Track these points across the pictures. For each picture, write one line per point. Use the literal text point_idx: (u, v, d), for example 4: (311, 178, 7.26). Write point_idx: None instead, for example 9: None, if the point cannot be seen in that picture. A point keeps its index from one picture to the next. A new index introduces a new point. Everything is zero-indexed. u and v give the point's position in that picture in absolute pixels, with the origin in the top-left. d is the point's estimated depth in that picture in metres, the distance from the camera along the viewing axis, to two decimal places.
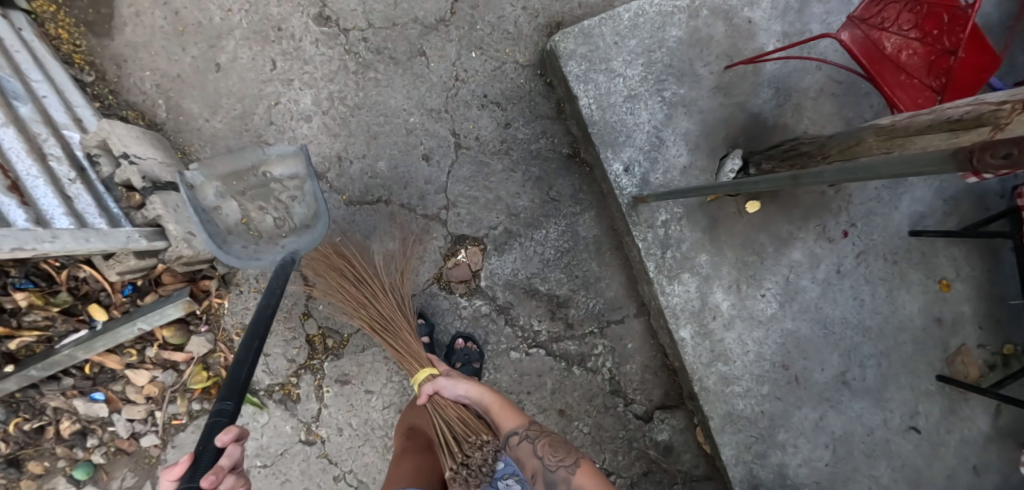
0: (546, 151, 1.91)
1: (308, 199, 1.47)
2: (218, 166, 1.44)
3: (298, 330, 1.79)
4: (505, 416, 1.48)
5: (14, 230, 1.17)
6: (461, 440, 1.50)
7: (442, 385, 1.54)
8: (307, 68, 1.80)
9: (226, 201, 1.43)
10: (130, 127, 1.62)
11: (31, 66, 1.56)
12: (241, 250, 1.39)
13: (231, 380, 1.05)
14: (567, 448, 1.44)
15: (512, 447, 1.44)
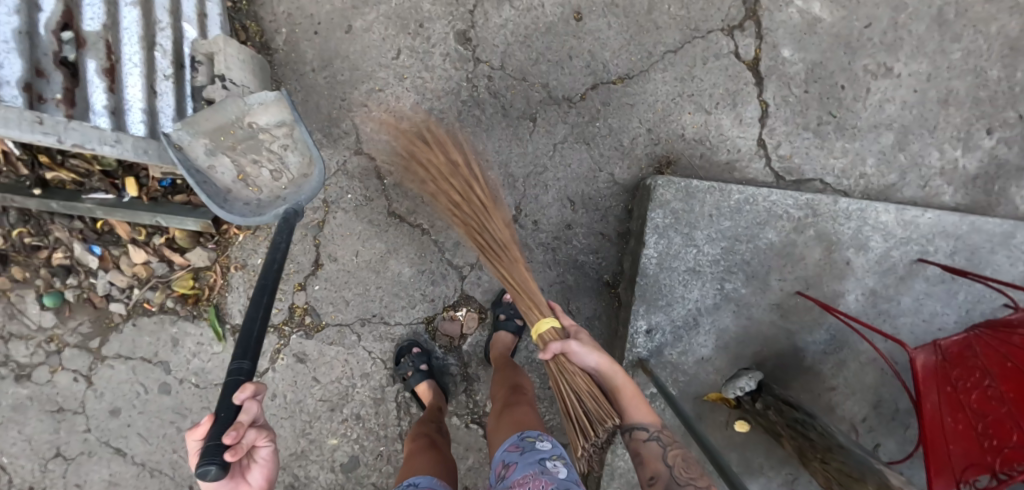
0: (590, 268, 1.86)
1: (302, 152, 1.46)
2: (204, 121, 1.38)
3: (288, 295, 1.84)
4: (632, 403, 1.32)
5: (84, 126, 1.24)
6: (589, 424, 1.31)
7: (573, 349, 1.34)
8: (423, 74, 1.77)
9: (219, 157, 1.43)
10: (242, 49, 1.57)
11: None
12: (245, 208, 1.41)
13: (241, 336, 1.04)
14: (702, 470, 1.24)
15: (636, 443, 1.28)
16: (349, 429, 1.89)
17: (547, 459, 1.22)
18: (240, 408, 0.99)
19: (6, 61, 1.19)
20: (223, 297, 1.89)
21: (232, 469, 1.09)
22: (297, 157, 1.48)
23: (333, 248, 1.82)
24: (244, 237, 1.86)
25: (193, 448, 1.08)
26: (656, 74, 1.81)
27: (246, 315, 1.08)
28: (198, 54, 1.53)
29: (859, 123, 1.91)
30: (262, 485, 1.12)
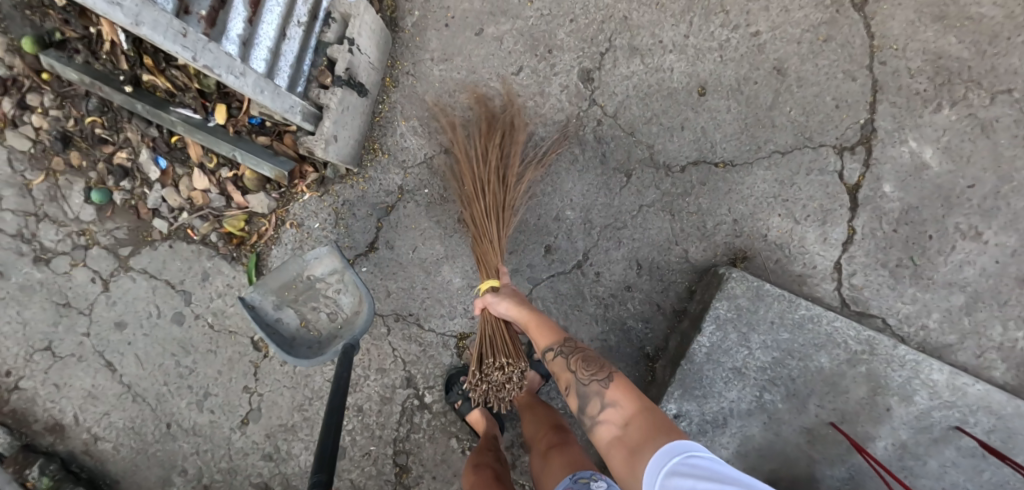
0: (636, 335, 1.84)
1: (353, 291, 1.64)
2: (269, 284, 1.59)
3: None
4: (537, 335, 1.43)
5: (219, 51, 1.20)
6: (488, 357, 1.54)
7: (491, 303, 1.53)
8: (538, 98, 1.77)
9: (284, 309, 1.63)
10: (375, 18, 1.59)
11: None
12: (308, 351, 1.59)
13: (316, 457, 1.24)
14: (601, 364, 1.33)
15: (550, 363, 1.41)
16: (347, 419, 1.84)
17: None
18: None
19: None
20: (267, 248, 1.85)
21: None
22: (350, 296, 1.66)
23: (392, 236, 1.79)
24: (309, 195, 1.80)
25: None
26: (759, 169, 1.79)
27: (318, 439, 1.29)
28: (335, 12, 1.53)
29: (936, 276, 1.85)
30: None
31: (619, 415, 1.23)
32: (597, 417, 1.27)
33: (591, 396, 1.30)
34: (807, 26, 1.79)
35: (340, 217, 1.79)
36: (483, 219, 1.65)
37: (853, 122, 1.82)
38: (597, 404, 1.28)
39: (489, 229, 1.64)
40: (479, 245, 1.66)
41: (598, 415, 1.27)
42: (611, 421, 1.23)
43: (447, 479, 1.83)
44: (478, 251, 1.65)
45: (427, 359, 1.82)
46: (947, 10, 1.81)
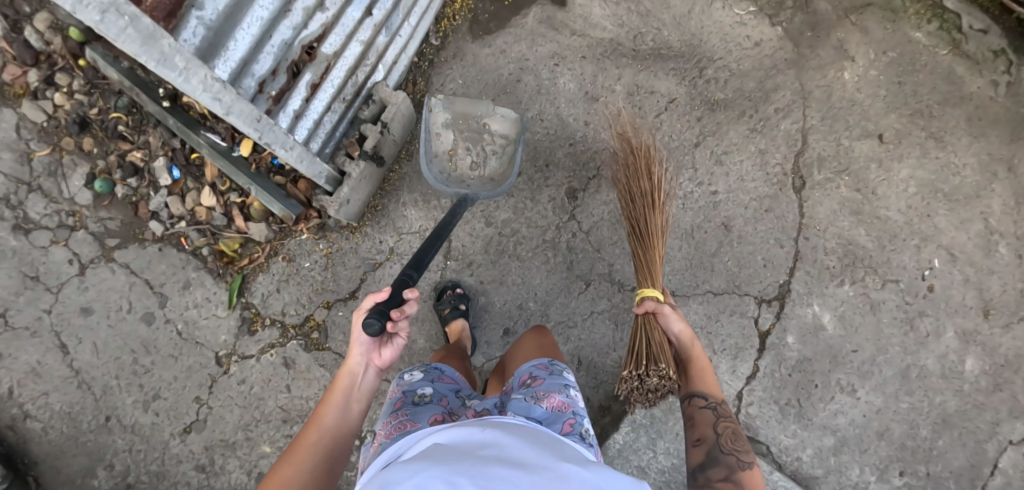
0: None
1: (505, 162, 1.91)
2: (459, 106, 1.90)
3: (312, 306, 1.96)
4: (700, 378, 1.57)
5: (280, 132, 1.38)
6: (652, 360, 1.66)
7: (662, 312, 1.67)
8: (528, 201, 2.03)
9: (446, 133, 1.91)
10: (408, 107, 1.84)
11: (417, 13, 1.85)
12: (438, 174, 1.88)
13: (415, 260, 1.50)
14: (748, 447, 1.42)
15: (692, 407, 1.52)
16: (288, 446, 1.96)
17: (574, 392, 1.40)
18: (405, 305, 1.32)
19: (260, 61, 1.31)
20: (254, 272, 1.98)
21: (380, 337, 1.33)
22: (496, 165, 1.92)
23: (373, 288, 1.98)
24: (307, 236, 1.97)
25: (357, 311, 1.32)
26: (693, 302, 2.16)
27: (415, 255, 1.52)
28: (376, 95, 1.79)
29: (815, 418, 2.23)
30: (387, 360, 1.35)
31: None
32: (714, 481, 1.36)
33: (721, 463, 1.39)
34: (754, 196, 2.19)
35: (330, 262, 1.97)
36: (646, 215, 1.83)
37: (774, 281, 2.20)
38: (722, 472, 1.37)
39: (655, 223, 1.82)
40: (638, 241, 1.84)
41: (718, 481, 1.35)
42: None
43: None
44: (643, 254, 1.79)
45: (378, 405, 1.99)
46: (861, 208, 2.27)
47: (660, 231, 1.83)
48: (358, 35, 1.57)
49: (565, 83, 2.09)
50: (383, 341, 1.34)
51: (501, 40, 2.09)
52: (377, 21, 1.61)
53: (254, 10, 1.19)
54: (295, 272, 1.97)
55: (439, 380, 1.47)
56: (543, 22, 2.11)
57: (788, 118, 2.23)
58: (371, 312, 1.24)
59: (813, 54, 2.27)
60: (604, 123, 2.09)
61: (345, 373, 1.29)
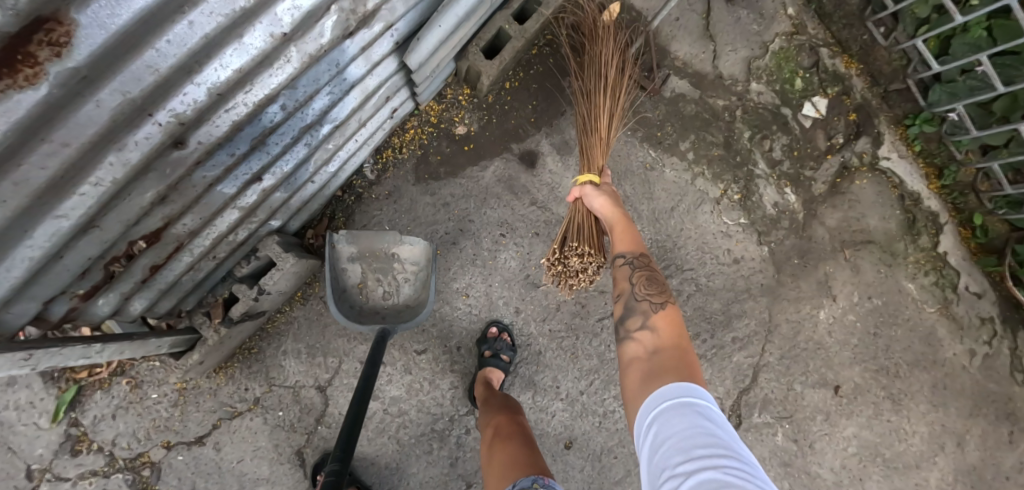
0: None
1: (422, 286, 1.63)
2: (363, 240, 1.58)
3: (149, 442, 1.72)
4: (619, 238, 1.37)
5: (67, 350, 1.12)
6: (569, 240, 1.49)
7: (586, 194, 1.46)
8: (425, 383, 1.79)
9: (352, 264, 1.60)
10: (301, 265, 1.55)
11: (343, 157, 1.54)
12: (350, 312, 1.58)
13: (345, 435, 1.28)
14: (662, 288, 1.28)
15: (614, 267, 1.35)
16: None
17: None
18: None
19: (45, 282, 1.01)
20: (93, 385, 1.71)
21: None
22: (412, 290, 1.64)
23: (225, 438, 1.74)
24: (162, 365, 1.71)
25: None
26: None
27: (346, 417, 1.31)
28: (261, 251, 1.50)
29: None
30: None
31: (652, 338, 1.18)
32: (631, 331, 1.22)
33: (637, 311, 1.25)
34: None
35: (182, 398, 1.73)
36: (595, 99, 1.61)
37: None
38: (637, 320, 1.23)
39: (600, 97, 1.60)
40: (587, 137, 1.59)
41: (635, 328, 1.22)
42: (643, 340, 1.19)
43: None
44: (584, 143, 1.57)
45: None
46: (793, 461, 2.04)
47: (608, 85, 1.60)
48: (235, 205, 1.28)
49: (505, 259, 1.81)
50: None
51: (447, 190, 1.79)
52: (266, 187, 1.31)
53: (15, 253, 0.90)
54: (139, 400, 1.72)
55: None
56: (502, 181, 1.81)
57: (743, 349, 2.00)
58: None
59: (793, 283, 2.03)
60: (537, 314, 1.82)
61: None
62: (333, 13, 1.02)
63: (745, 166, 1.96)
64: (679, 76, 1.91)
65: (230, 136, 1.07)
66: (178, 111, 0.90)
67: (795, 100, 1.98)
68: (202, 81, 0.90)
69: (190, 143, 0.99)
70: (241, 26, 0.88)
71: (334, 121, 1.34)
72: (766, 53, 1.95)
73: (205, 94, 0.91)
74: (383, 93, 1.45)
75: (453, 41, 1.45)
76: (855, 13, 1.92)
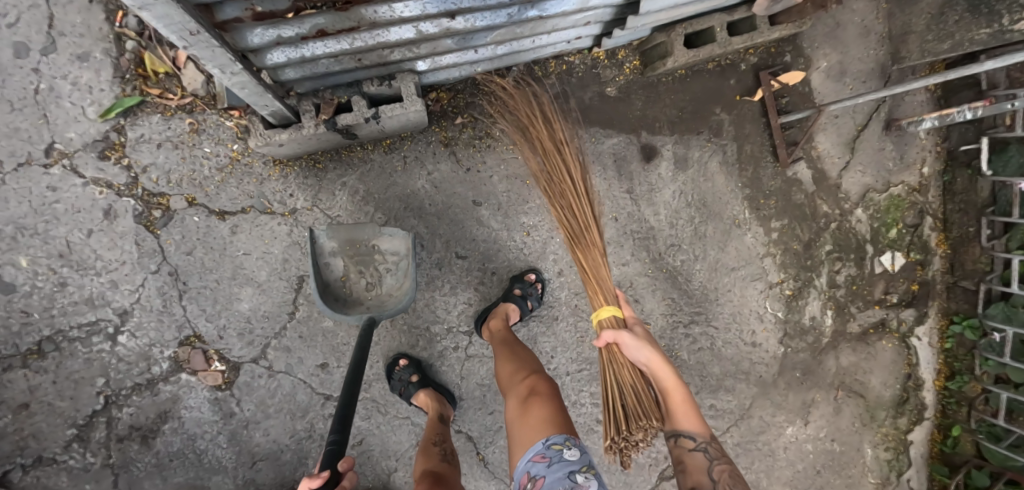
0: (295, 468, 1.93)
1: (403, 277, 1.63)
2: (342, 233, 1.59)
3: (173, 190, 1.67)
4: (681, 412, 1.31)
5: (219, 48, 1.07)
6: (630, 418, 1.34)
7: (623, 341, 1.40)
8: (445, 286, 1.83)
9: (334, 258, 1.59)
10: (419, 115, 1.55)
11: (512, 48, 1.55)
12: (335, 305, 1.58)
13: (341, 416, 1.33)
14: (748, 488, 1.23)
15: (679, 448, 1.29)
16: (46, 278, 1.71)
17: (576, 472, 1.26)
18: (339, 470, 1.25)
19: None
20: (155, 107, 1.65)
21: None
22: (394, 281, 1.65)
23: (244, 227, 1.72)
24: (231, 127, 1.66)
25: None
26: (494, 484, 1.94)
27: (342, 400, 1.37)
28: (396, 82, 1.49)
29: None
30: None
31: None
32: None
33: None
34: None
35: (227, 170, 1.68)
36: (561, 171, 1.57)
37: None
38: None
39: (569, 169, 1.57)
40: (579, 249, 1.55)
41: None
42: None
43: (59, 393, 1.83)
44: (586, 262, 1.54)
45: (155, 319, 1.77)
46: None
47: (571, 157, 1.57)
48: (420, 25, 1.29)
49: None
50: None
51: None
52: (453, 27, 1.33)
53: None
54: (188, 148, 1.66)
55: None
56: (612, 157, 1.86)
57: (712, 419, 2.07)
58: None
59: (784, 391, 2.09)
60: (572, 287, 1.87)
61: None
62: None
63: (812, 271, 2.01)
64: (808, 164, 1.95)
65: None
66: None
67: (881, 243, 2.02)
68: None
69: None
70: None
71: (544, 11, 1.37)
72: (885, 191, 1.99)
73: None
74: (588, 16, 1.49)
75: (669, 13, 1.51)
76: (975, 205, 1.92)
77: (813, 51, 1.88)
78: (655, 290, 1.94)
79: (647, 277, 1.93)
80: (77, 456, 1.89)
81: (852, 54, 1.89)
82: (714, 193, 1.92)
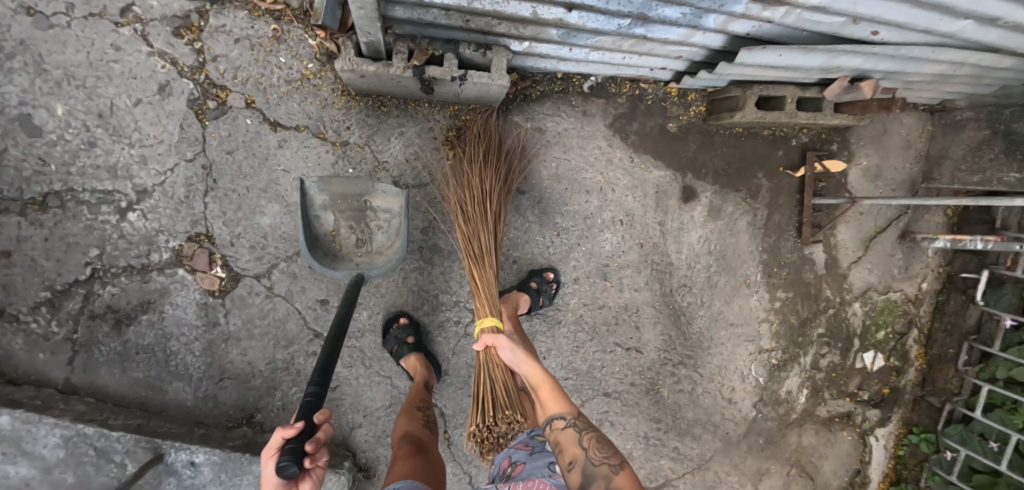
0: (259, 396, 1.89)
1: (394, 235, 1.65)
2: (334, 186, 1.60)
3: (235, 88, 1.66)
4: (549, 400, 1.37)
5: None
6: (497, 407, 1.45)
7: (500, 346, 1.50)
8: (465, 260, 1.84)
9: (325, 212, 1.62)
10: (501, 90, 1.59)
11: (603, 58, 1.63)
12: (324, 259, 1.59)
13: (321, 372, 1.37)
14: (615, 449, 1.29)
15: (554, 432, 1.33)
16: (78, 133, 1.66)
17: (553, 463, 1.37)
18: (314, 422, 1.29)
19: None
20: (244, 4, 1.62)
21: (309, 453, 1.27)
22: (384, 239, 1.67)
23: (291, 144, 1.71)
24: (311, 45, 1.66)
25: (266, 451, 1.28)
26: (450, 466, 1.93)
27: (324, 354, 1.40)
28: (490, 54, 1.53)
29: None
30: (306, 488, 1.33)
31: None
32: None
33: (596, 478, 1.23)
34: None
35: (294, 85, 1.68)
36: (477, 238, 1.64)
37: None
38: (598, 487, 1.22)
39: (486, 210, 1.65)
40: (478, 266, 1.63)
41: None
42: None
43: (47, 252, 1.76)
44: (479, 279, 1.60)
45: (172, 207, 1.73)
46: None
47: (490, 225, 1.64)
48: (539, 7, 1.37)
49: (606, 239, 1.91)
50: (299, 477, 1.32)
51: (617, 153, 1.88)
52: (564, 20, 1.41)
53: None
54: (263, 52, 1.65)
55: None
56: (654, 188, 1.92)
57: (671, 462, 2.10)
58: (282, 451, 1.19)
59: (743, 454, 2.14)
60: (581, 295, 1.91)
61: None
62: None
63: (800, 348, 2.10)
64: (825, 249, 2.05)
65: None
66: None
67: (869, 340, 2.13)
68: None
69: None
70: None
71: (649, 32, 1.47)
72: (885, 294, 2.10)
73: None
74: (683, 50, 1.58)
75: (753, 72, 1.61)
76: (962, 329, 2.04)
77: (858, 149, 1.99)
78: (655, 323, 1.99)
79: (654, 308, 1.98)
80: (41, 322, 1.82)
81: (889, 162, 2.00)
82: (736, 248, 2.00)
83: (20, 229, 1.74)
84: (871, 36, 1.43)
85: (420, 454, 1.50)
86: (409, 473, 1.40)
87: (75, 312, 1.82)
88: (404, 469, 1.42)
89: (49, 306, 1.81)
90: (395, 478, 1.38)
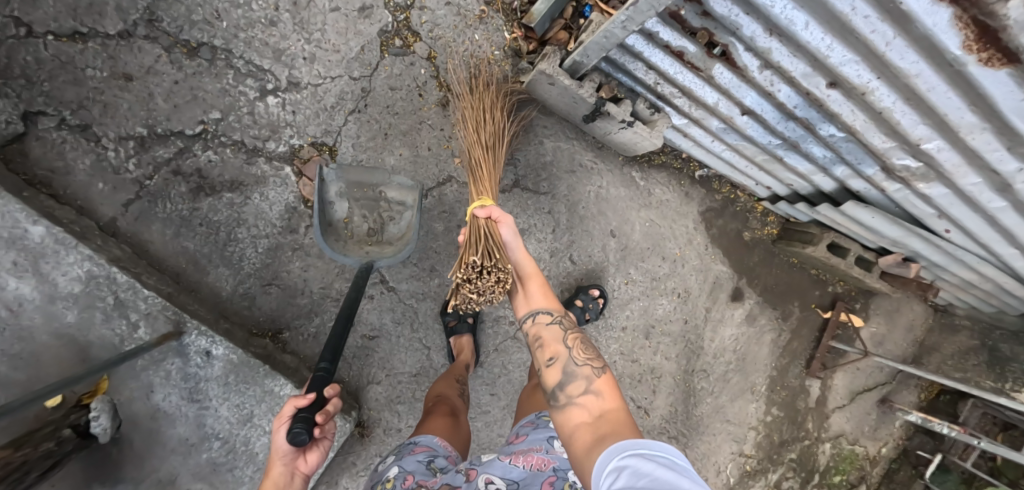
0: (297, 315, 1.88)
1: (405, 227, 1.70)
2: (352, 175, 1.67)
3: (425, 40, 1.79)
4: (535, 290, 1.32)
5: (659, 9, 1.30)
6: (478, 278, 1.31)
7: (504, 226, 1.34)
8: None
9: (338, 202, 1.67)
10: (649, 145, 1.81)
11: (731, 159, 1.89)
12: (333, 244, 1.63)
13: (331, 349, 1.36)
14: (596, 352, 1.23)
15: (536, 326, 1.27)
16: (265, 9, 1.71)
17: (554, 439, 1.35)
18: (325, 396, 1.27)
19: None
20: None
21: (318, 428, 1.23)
22: (397, 230, 1.71)
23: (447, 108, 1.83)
24: (505, 37, 1.83)
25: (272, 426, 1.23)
26: None
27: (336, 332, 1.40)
28: (657, 114, 1.76)
29: None
30: (313, 465, 1.28)
31: (598, 404, 1.11)
32: (574, 397, 1.14)
33: (578, 375, 1.17)
34: None
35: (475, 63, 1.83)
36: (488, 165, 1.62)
37: None
38: (580, 385, 1.15)
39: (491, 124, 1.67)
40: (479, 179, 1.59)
41: (576, 397, 1.14)
42: (588, 407, 1.11)
43: (168, 94, 1.74)
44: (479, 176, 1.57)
45: (313, 110, 1.78)
46: None
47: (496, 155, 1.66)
48: (722, 101, 1.62)
49: (659, 303, 2.10)
50: (307, 447, 1.27)
51: (697, 236, 2.12)
52: (732, 118, 1.66)
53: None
54: (464, 23, 1.80)
55: (414, 451, 1.34)
56: (713, 277, 2.15)
57: None
58: (295, 419, 1.16)
59: None
60: (619, 343, 2.09)
61: (273, 475, 1.22)
62: (913, 162, 1.54)
63: (772, 464, 2.30)
64: (819, 388, 2.32)
65: (817, 108, 1.50)
66: (874, 92, 1.37)
67: (826, 482, 2.36)
68: (882, 98, 1.37)
69: (829, 90, 1.42)
70: (919, 112, 1.38)
71: (785, 156, 1.76)
72: (851, 446, 2.37)
73: (884, 106, 1.39)
74: (796, 181, 1.88)
75: (836, 221, 1.93)
76: None
77: (872, 315, 2.30)
78: (669, 393, 2.16)
79: (672, 379, 2.15)
80: (120, 154, 1.74)
81: (891, 335, 2.32)
82: (754, 357, 2.23)
83: (156, 63, 1.72)
84: (942, 232, 1.76)
85: (450, 416, 1.55)
86: (440, 431, 1.46)
87: (160, 162, 1.76)
88: (431, 424, 1.48)
89: (137, 145, 1.75)
90: (423, 431, 1.45)
